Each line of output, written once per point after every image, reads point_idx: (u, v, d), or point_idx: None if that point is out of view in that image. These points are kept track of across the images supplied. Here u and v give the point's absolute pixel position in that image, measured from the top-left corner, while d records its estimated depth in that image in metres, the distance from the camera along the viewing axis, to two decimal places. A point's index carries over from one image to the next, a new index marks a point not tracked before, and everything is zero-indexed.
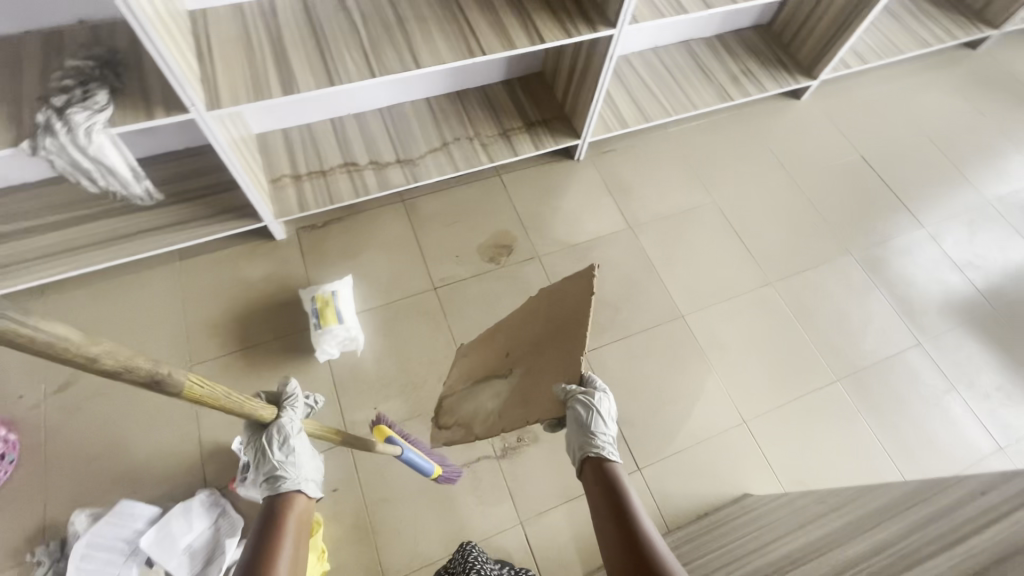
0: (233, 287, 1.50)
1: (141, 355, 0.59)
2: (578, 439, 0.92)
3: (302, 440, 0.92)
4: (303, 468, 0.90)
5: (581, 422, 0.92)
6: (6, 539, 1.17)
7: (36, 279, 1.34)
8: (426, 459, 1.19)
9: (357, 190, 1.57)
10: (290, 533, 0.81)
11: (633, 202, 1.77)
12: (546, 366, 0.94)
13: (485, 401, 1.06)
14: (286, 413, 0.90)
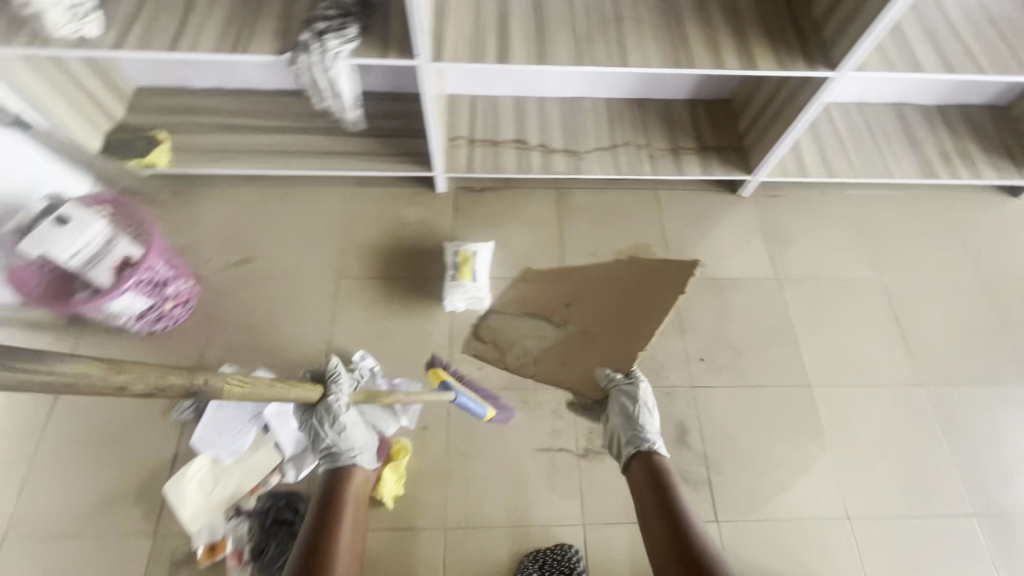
0: (389, 221, 1.65)
1: (169, 377, 0.73)
2: (627, 432, 1.11)
3: (351, 416, 1.12)
4: (355, 441, 1.12)
5: (629, 415, 1.12)
6: (169, 369, 1.41)
7: (247, 168, 1.58)
8: (480, 403, 1.28)
9: (521, 166, 1.64)
10: (348, 502, 1.05)
11: (788, 253, 1.67)
12: (600, 338, 1.17)
13: (530, 340, 1.27)
14: (334, 396, 1.09)
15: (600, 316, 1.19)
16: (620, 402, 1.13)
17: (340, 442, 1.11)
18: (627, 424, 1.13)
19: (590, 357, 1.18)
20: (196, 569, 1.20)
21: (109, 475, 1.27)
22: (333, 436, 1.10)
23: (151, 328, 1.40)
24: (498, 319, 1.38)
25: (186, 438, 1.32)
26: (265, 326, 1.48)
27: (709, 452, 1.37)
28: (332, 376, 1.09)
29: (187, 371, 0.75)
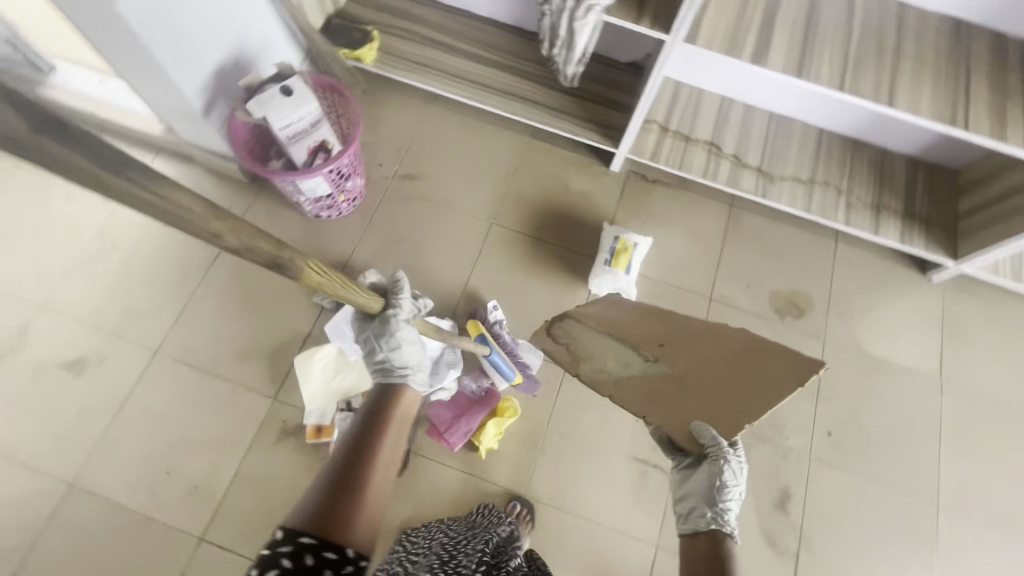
0: (554, 183, 1.62)
1: (265, 241, 0.65)
2: (704, 501, 0.89)
3: (411, 334, 0.97)
4: (411, 360, 0.95)
5: (715, 487, 0.89)
6: (322, 255, 1.49)
7: (441, 89, 1.60)
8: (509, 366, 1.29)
9: (707, 171, 1.55)
10: (393, 424, 0.84)
11: (963, 357, 1.49)
12: (696, 393, 0.85)
13: (608, 358, 0.96)
14: (393, 307, 0.96)
15: (702, 360, 0.87)
16: (711, 469, 0.89)
17: (394, 357, 0.94)
18: (710, 497, 0.89)
19: (684, 414, 0.86)
20: (300, 442, 1.29)
21: (250, 331, 1.38)
22: (387, 350, 0.94)
23: (315, 211, 1.46)
24: (580, 324, 1.05)
25: (321, 323, 1.39)
26: (413, 245, 1.51)
27: (805, 527, 1.30)
28: (396, 288, 0.98)
29: (277, 243, 0.67)
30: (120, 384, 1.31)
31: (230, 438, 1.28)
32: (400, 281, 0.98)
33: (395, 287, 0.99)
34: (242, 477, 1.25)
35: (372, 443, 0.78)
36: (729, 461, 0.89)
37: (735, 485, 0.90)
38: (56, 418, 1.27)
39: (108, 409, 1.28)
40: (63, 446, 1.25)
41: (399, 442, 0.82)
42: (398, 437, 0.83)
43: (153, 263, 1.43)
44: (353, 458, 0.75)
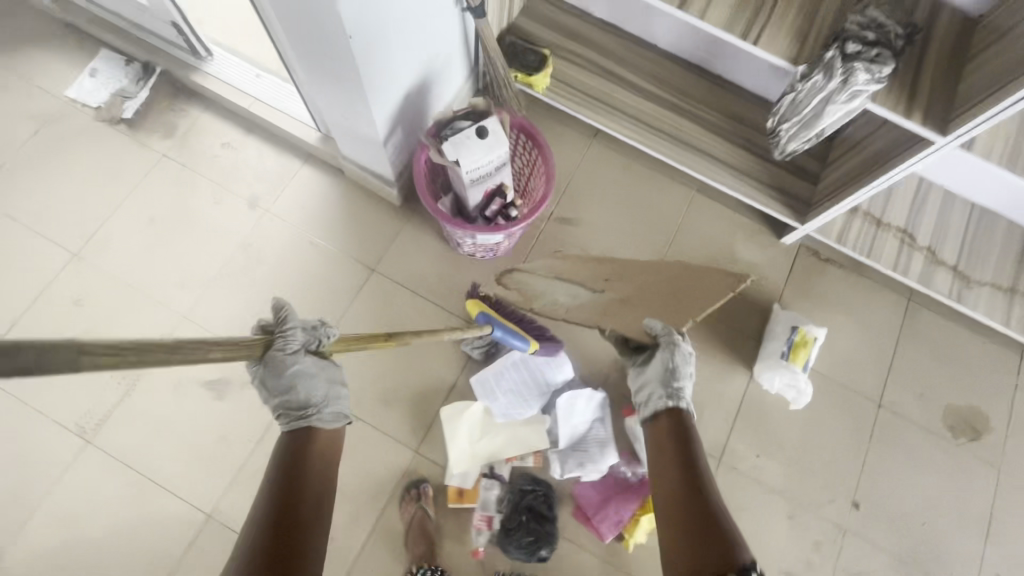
0: (718, 249, 1.49)
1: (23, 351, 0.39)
2: (660, 389, 0.98)
3: (308, 369, 0.80)
4: (324, 402, 0.83)
5: (669, 370, 0.99)
6: None
7: (614, 130, 1.46)
8: (522, 337, 1.19)
9: (897, 264, 1.40)
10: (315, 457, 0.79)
11: None
12: (646, 307, 1.08)
13: (559, 294, 1.16)
14: (279, 343, 0.79)
15: (646, 287, 1.13)
16: (664, 355, 1.00)
17: (291, 398, 0.80)
18: (664, 380, 0.98)
19: (634, 316, 1.07)
20: (441, 504, 1.23)
21: (395, 374, 1.31)
22: (278, 394, 0.80)
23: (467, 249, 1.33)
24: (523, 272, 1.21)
25: (466, 374, 1.31)
26: None
27: None
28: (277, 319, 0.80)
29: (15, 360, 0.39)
30: (260, 415, 1.25)
31: (368, 490, 1.22)
32: (283, 307, 0.81)
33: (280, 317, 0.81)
34: (379, 534, 1.20)
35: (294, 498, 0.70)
36: (679, 348, 1.01)
37: (686, 365, 1.00)
38: (198, 442, 1.23)
39: (247, 441, 1.23)
40: (203, 474, 1.21)
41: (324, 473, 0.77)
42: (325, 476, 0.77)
43: (299, 284, 1.36)
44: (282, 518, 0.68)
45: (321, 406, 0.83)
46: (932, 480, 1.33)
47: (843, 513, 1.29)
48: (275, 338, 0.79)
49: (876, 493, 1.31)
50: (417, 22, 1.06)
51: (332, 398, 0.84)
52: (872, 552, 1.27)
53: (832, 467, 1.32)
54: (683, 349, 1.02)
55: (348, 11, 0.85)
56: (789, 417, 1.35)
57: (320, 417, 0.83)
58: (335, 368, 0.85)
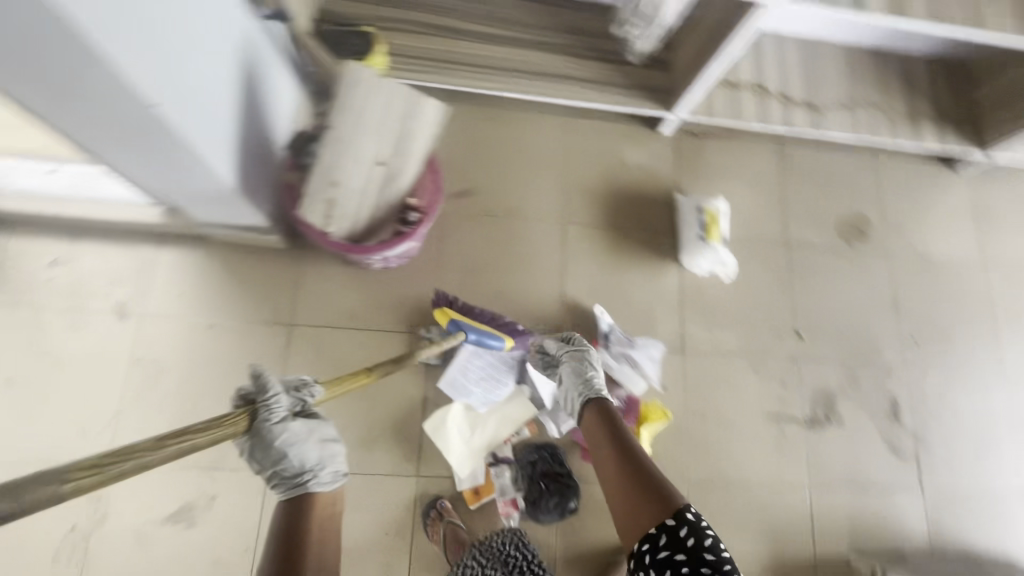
0: (610, 162, 1.52)
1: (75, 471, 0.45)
2: (575, 384, 1.09)
3: (300, 432, 0.80)
4: (320, 462, 0.82)
5: (580, 369, 1.12)
6: (403, 306, 1.33)
7: (472, 85, 1.40)
8: (496, 334, 1.23)
9: (760, 116, 1.51)
10: (315, 524, 0.79)
11: (995, 238, 1.66)
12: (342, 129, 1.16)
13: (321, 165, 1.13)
14: (269, 412, 0.77)
15: None
16: (575, 356, 1.14)
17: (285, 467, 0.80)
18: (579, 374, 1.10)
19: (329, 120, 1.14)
20: (464, 510, 1.23)
21: (364, 414, 1.25)
22: (272, 463, 0.79)
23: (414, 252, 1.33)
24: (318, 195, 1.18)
25: (433, 382, 1.28)
26: (493, 268, 1.39)
27: (918, 429, 1.46)
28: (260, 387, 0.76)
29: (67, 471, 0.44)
30: (245, 518, 1.16)
31: (389, 531, 1.20)
32: (262, 372, 0.77)
33: (259, 382, 0.77)
34: (419, 563, 1.19)
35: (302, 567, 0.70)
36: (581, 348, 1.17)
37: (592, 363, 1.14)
38: None
39: (244, 550, 1.14)
40: None
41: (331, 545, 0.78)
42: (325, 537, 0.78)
43: (219, 371, 1.22)
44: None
45: (317, 469, 0.82)
46: (846, 286, 1.53)
47: (792, 346, 1.46)
48: (261, 404, 0.76)
49: (811, 319, 1.49)
50: (207, 6, 0.84)
51: (329, 459, 0.83)
52: (824, 366, 1.46)
53: (771, 313, 1.48)
54: (587, 349, 1.13)
55: (121, 53, 0.68)
56: (724, 288, 1.47)
57: (318, 479, 0.82)
58: (322, 423, 0.85)
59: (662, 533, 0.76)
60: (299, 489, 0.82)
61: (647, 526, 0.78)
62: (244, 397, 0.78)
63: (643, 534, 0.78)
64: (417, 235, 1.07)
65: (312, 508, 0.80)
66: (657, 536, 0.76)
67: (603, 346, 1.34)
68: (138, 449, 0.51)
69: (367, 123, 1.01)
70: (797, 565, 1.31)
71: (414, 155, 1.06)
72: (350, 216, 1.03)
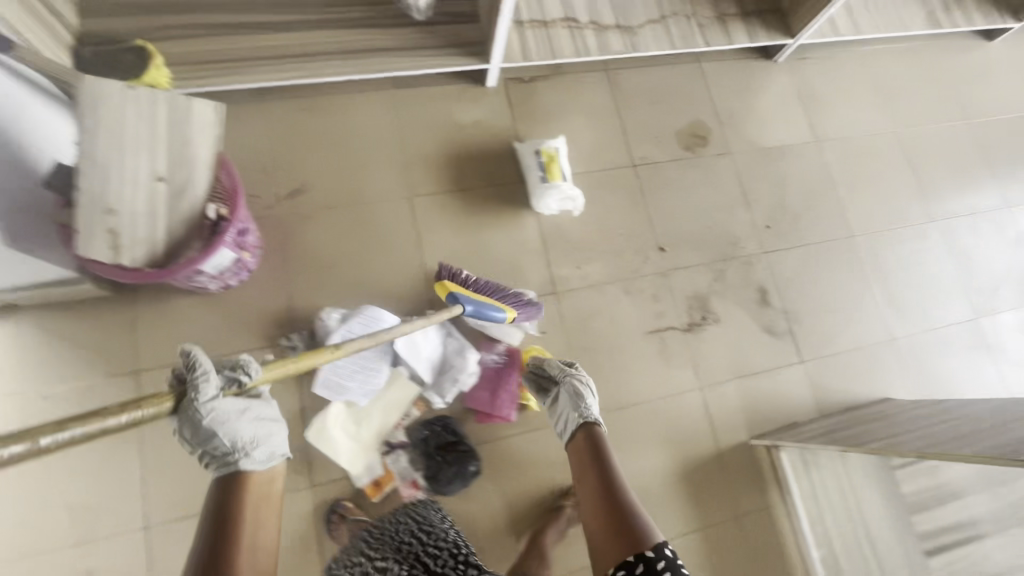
0: (443, 126, 1.49)
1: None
2: (569, 409, 1.10)
3: (229, 412, 0.83)
4: (252, 441, 0.85)
5: (575, 395, 1.11)
6: (258, 322, 1.26)
7: (272, 79, 1.32)
8: (497, 307, 1.23)
9: (577, 47, 1.51)
10: (253, 502, 0.83)
11: (822, 115, 1.76)
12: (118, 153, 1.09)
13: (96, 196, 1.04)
14: (199, 393, 0.80)
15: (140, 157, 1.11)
16: (568, 385, 1.14)
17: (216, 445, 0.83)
18: (574, 403, 1.10)
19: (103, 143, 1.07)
20: (369, 506, 1.20)
21: None
22: (202, 440, 0.82)
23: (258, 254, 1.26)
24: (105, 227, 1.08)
25: (308, 390, 1.24)
26: (346, 260, 1.34)
27: (788, 308, 1.54)
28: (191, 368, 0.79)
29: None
30: None
31: (295, 550, 1.16)
32: (191, 355, 0.80)
33: (190, 363, 0.80)
34: None
35: (233, 557, 0.74)
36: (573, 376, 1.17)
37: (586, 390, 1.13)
38: None
39: None
40: None
41: (264, 522, 0.82)
42: (262, 519, 0.81)
43: None
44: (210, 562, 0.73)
45: (249, 448, 0.85)
46: (698, 193, 1.59)
47: (658, 261, 1.50)
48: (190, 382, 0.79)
49: (670, 232, 1.54)
50: None
51: (263, 438, 0.87)
52: (692, 272, 1.52)
53: (632, 236, 1.51)
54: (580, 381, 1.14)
55: None
56: (583, 223, 1.49)
57: (251, 458, 0.85)
58: (256, 405, 0.89)
59: (638, 563, 0.76)
60: (231, 467, 0.85)
61: (625, 554, 0.78)
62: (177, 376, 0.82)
63: (621, 563, 0.78)
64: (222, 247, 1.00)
65: (249, 485, 0.83)
66: (636, 564, 0.76)
67: None
68: (36, 432, 0.54)
69: (126, 139, 0.95)
70: (703, 462, 1.37)
71: (197, 159, 0.99)
72: (142, 241, 0.95)
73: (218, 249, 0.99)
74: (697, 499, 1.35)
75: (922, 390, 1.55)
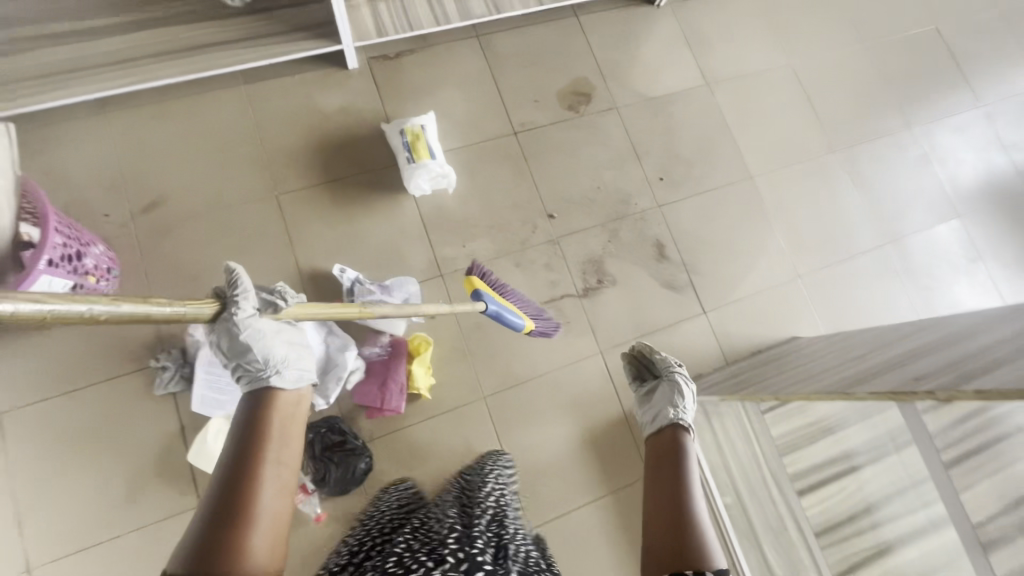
0: (306, 116, 1.42)
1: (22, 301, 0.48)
2: (664, 399, 1.02)
3: (262, 330, 0.79)
4: (279, 362, 0.81)
5: (675, 392, 1.03)
6: (122, 346, 1.20)
7: (103, 89, 1.24)
8: (517, 316, 1.18)
9: (436, 14, 1.43)
10: (277, 425, 0.75)
11: (711, 56, 1.70)
12: None
13: None
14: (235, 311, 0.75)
15: None
16: (671, 384, 1.06)
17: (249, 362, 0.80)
18: (671, 398, 1.02)
19: None
20: None
21: (118, 471, 1.16)
22: (236, 354, 0.79)
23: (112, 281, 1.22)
24: None
25: (186, 408, 1.20)
26: (214, 270, 1.29)
27: (687, 260, 1.51)
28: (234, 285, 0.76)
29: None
30: None
31: None
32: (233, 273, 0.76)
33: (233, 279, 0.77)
34: None
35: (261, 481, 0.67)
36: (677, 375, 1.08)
37: (687, 391, 1.04)
38: None
39: None
40: None
41: (291, 443, 0.75)
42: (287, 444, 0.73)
43: None
44: (231, 487, 0.67)
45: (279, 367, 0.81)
46: (585, 153, 1.53)
47: (548, 229, 1.46)
48: (231, 299, 0.75)
49: (558, 198, 1.49)
50: None
51: (294, 359, 0.83)
52: (585, 235, 1.48)
53: (519, 207, 1.46)
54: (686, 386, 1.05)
55: None
56: (465, 199, 1.43)
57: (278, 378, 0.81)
58: (291, 329, 0.85)
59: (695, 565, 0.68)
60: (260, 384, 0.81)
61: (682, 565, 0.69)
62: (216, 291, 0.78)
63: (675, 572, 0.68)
64: (37, 274, 0.98)
65: (273, 406, 0.77)
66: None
67: (348, 303, 1.28)
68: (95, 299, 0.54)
69: None
70: (609, 427, 1.36)
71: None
72: None
73: (32, 278, 0.98)
74: (604, 464, 1.34)
75: (830, 325, 1.54)
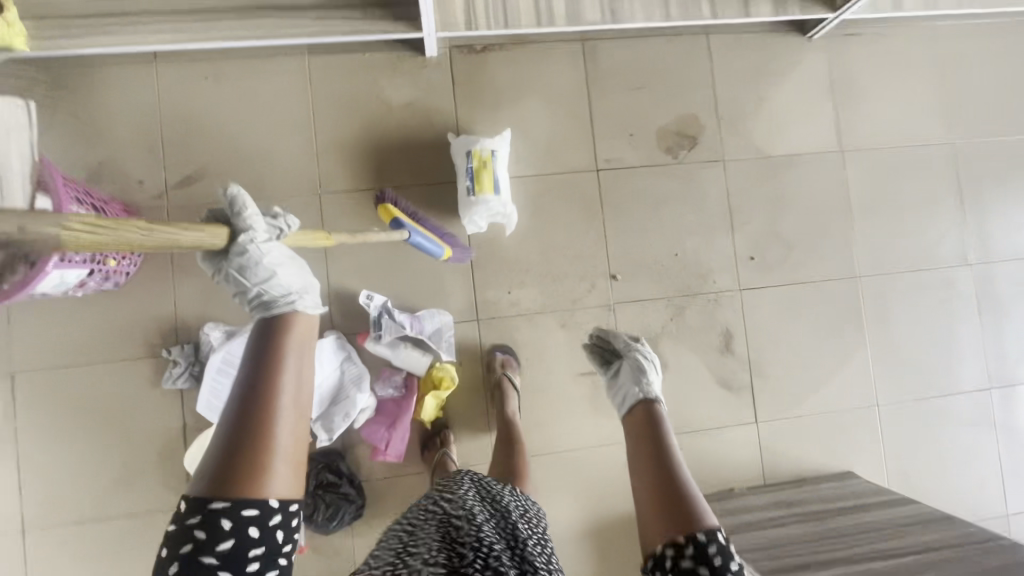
0: (368, 107, 1.24)
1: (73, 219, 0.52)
2: (631, 379, 0.93)
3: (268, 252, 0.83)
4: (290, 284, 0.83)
5: (640, 367, 0.95)
6: (139, 329, 1.16)
7: (152, 43, 1.09)
8: (435, 241, 1.14)
9: (541, 13, 1.19)
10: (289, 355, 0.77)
11: (857, 114, 1.39)
12: None
13: None
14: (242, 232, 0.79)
15: None
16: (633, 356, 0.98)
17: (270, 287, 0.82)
18: (637, 375, 0.93)
19: None
20: None
21: (118, 453, 1.15)
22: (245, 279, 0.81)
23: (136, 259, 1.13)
24: None
25: (191, 406, 1.16)
26: None
27: (753, 358, 1.33)
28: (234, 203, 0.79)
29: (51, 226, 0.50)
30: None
31: None
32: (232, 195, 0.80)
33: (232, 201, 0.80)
34: None
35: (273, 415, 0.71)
36: (637, 347, 1.01)
37: (649, 359, 0.97)
38: None
39: None
40: None
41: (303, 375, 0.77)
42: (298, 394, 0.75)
43: None
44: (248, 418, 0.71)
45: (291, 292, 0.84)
46: (671, 209, 1.32)
47: (606, 291, 1.29)
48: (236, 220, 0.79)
49: (627, 257, 1.30)
50: None
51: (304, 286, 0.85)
52: (646, 307, 1.30)
53: (581, 259, 1.29)
54: (650, 356, 0.98)
55: None
56: (522, 238, 1.27)
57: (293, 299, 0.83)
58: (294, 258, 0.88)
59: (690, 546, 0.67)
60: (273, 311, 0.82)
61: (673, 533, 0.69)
62: (217, 219, 0.81)
63: (668, 540, 0.69)
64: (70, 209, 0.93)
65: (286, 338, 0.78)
66: (686, 546, 0.67)
67: (373, 337, 1.17)
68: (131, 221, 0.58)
69: None
70: (615, 523, 1.26)
71: None
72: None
73: (60, 209, 0.91)
74: (601, 559, 1.25)
75: (895, 465, 1.35)
